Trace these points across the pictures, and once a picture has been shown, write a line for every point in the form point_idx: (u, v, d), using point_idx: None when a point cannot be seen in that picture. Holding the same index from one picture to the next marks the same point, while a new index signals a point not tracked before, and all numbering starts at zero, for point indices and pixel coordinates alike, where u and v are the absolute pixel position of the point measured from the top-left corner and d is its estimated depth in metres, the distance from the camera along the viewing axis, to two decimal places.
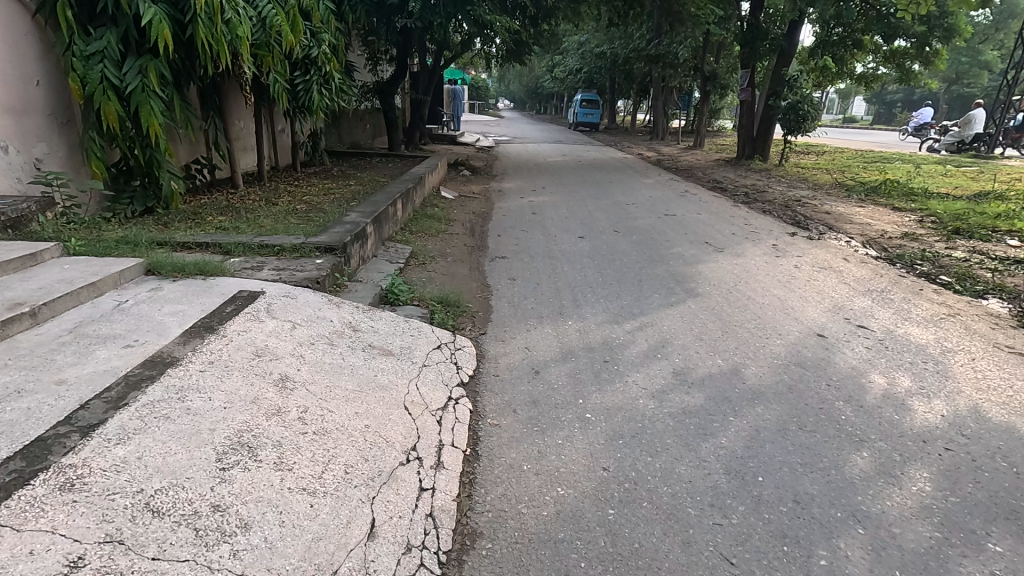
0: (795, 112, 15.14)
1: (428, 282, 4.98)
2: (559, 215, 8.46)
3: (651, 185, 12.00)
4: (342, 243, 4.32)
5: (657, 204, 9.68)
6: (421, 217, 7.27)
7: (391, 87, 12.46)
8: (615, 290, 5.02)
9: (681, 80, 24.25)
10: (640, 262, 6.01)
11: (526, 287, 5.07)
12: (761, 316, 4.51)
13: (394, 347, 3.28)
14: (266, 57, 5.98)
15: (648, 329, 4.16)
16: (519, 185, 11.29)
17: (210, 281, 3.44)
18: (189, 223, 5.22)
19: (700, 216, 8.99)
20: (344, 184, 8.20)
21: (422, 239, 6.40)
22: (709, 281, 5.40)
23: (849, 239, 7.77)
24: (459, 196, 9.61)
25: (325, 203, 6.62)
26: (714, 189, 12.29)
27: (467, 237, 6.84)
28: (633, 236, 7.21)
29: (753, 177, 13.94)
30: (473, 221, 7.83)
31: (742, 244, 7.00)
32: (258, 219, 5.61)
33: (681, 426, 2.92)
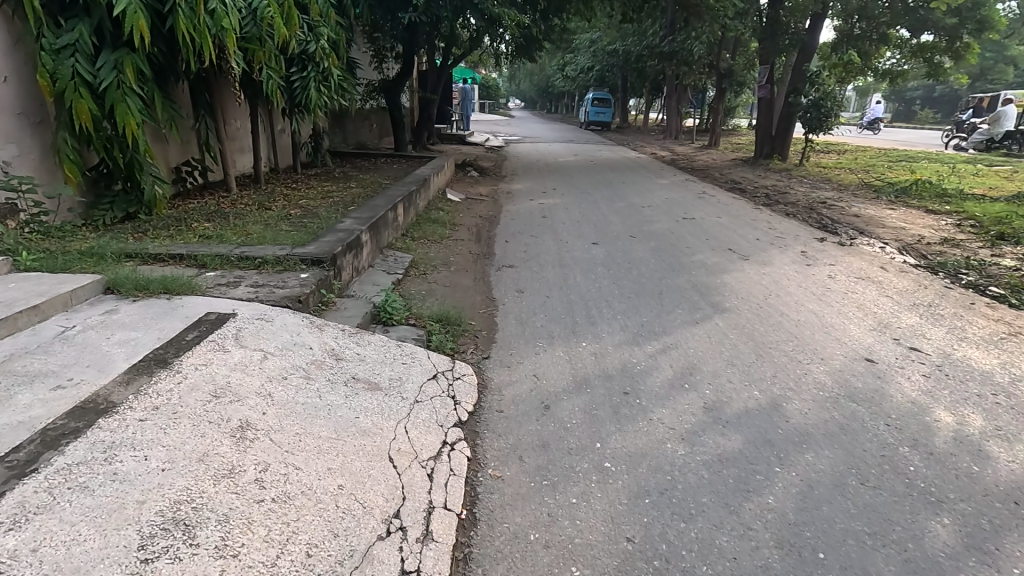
0: (818, 110, 14.49)
1: (428, 297, 4.55)
2: (571, 219, 7.99)
3: (667, 187, 11.49)
4: (330, 254, 3.90)
5: (673, 207, 9.18)
6: (424, 222, 6.85)
7: (397, 85, 12.06)
8: (633, 305, 4.56)
9: (696, 78, 23.67)
10: (659, 272, 5.53)
11: (536, 301, 4.62)
12: (798, 336, 4.03)
13: (382, 379, 2.85)
14: (258, 52, 5.58)
15: (672, 352, 3.70)
16: (529, 186, 10.84)
17: (175, 301, 3.03)
18: (171, 230, 4.83)
19: (720, 219, 8.49)
20: (344, 187, 7.80)
21: (424, 247, 5.97)
22: (736, 294, 4.91)
23: (884, 245, 7.24)
24: (466, 199, 9.18)
25: (321, 207, 6.22)
26: (733, 190, 11.76)
27: (472, 244, 6.40)
28: (650, 242, 6.73)
29: (773, 177, 13.38)
30: (480, 226, 7.39)
31: (768, 251, 6.49)
32: (246, 225, 5.21)
33: (718, 478, 2.45)
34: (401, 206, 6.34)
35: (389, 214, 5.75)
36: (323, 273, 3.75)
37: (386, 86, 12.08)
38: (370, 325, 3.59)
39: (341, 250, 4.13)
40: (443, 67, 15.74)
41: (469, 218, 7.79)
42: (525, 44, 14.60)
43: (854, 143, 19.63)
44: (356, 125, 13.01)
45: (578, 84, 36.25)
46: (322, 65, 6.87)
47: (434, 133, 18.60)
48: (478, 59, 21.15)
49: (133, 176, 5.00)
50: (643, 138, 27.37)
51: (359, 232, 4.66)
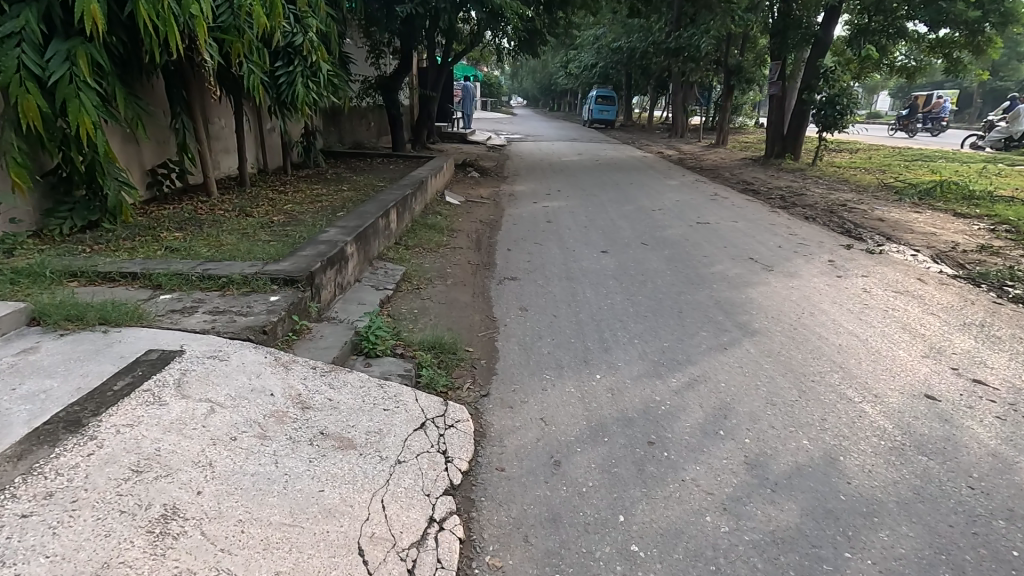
0: (833, 108, 13.91)
1: (420, 318, 4.05)
2: (578, 223, 7.49)
3: (677, 188, 10.96)
4: (306, 273, 3.40)
5: (685, 211, 8.66)
6: (419, 228, 6.35)
7: (394, 82, 11.56)
8: (651, 327, 4.05)
9: (703, 76, 23.12)
10: (678, 285, 5.03)
11: (542, 321, 4.11)
12: (842, 364, 3.53)
13: (358, 433, 2.35)
14: (235, 44, 5.08)
15: (700, 387, 3.19)
16: (532, 188, 10.32)
17: (111, 335, 2.54)
18: (135, 242, 4.34)
19: (737, 223, 7.97)
20: (335, 190, 7.31)
21: (419, 257, 5.48)
22: (765, 312, 4.41)
23: (915, 252, 6.72)
24: (466, 202, 8.68)
25: (306, 214, 5.73)
26: (746, 192, 11.25)
27: (472, 253, 5.90)
28: (664, 250, 6.22)
29: (787, 177, 12.85)
30: (480, 233, 6.88)
31: (793, 260, 5.97)
32: (221, 235, 4.71)
33: (776, 569, 1.95)
34: (394, 212, 5.85)
35: (380, 221, 5.25)
36: (297, 295, 3.25)
37: (383, 83, 11.58)
38: (350, 357, 3.09)
39: (320, 267, 3.63)
40: (443, 64, 15.23)
41: (469, 223, 7.29)
42: (529, 40, 14.10)
43: (867, 141, 19.05)
44: (352, 123, 12.52)
45: (582, 81, 35.68)
46: (310, 60, 6.37)
47: (434, 132, 18.10)
48: (480, 56, 20.64)
49: (95, 181, 4.51)
50: (649, 136, 26.82)
51: (344, 244, 4.16)
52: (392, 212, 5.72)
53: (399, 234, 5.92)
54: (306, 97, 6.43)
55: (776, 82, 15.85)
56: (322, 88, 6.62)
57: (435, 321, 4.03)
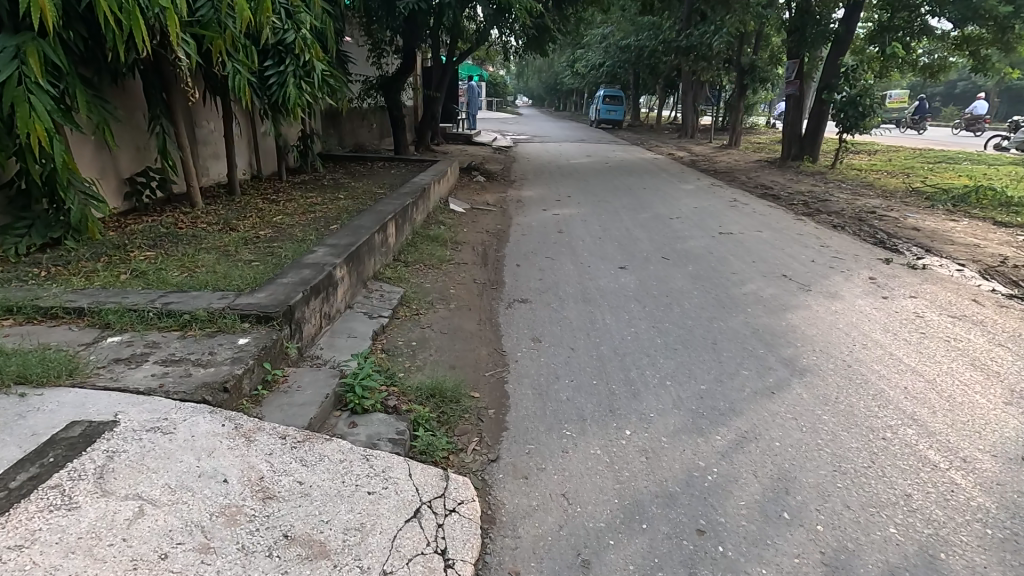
0: (854, 109, 13.22)
1: (419, 353, 3.53)
2: (592, 234, 6.97)
3: (692, 193, 10.43)
4: (283, 308, 2.89)
5: (705, 219, 8.11)
6: (420, 242, 5.85)
7: (397, 82, 11.06)
8: (684, 364, 3.53)
9: (713, 75, 22.53)
10: (708, 309, 4.50)
11: (559, 356, 3.59)
12: (915, 415, 3.00)
13: (333, 532, 1.83)
14: (216, 41, 4.59)
15: (750, 448, 2.68)
16: (541, 194, 9.81)
17: (30, 402, 2.05)
18: (98, 263, 3.86)
19: (761, 233, 7.43)
20: (332, 198, 6.84)
21: (420, 276, 4.98)
22: (812, 344, 3.87)
23: (960, 266, 6.16)
24: (471, 209, 8.18)
25: (296, 227, 5.24)
26: (765, 196, 10.70)
27: (478, 269, 5.40)
28: (687, 266, 5.69)
29: (807, 181, 12.27)
30: (487, 245, 6.37)
31: (831, 278, 5.43)
32: (197, 254, 4.23)
33: None
34: (393, 224, 5.35)
35: (377, 236, 4.74)
36: (272, 336, 2.74)
37: (385, 84, 11.09)
38: (333, 413, 2.58)
39: (302, 299, 3.11)
40: (447, 63, 14.74)
41: (473, 235, 6.77)
42: (536, 38, 13.58)
43: (885, 142, 18.43)
44: (352, 124, 12.06)
45: (588, 81, 35.12)
46: (303, 58, 5.86)
47: (438, 133, 17.63)
48: (485, 55, 20.15)
49: (57, 194, 4.03)
50: (657, 137, 26.24)
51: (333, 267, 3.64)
52: (390, 225, 5.21)
53: (398, 248, 5.42)
54: (299, 99, 5.92)
55: (793, 81, 15.27)
56: (316, 89, 6.11)
57: (437, 357, 3.51)
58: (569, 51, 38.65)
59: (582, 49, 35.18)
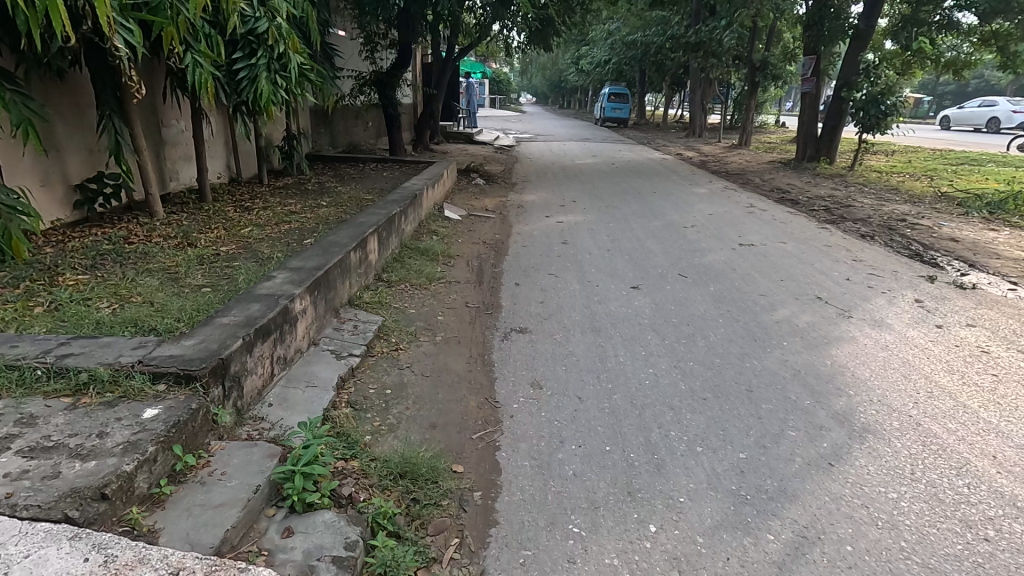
0: (876, 107, 12.49)
1: (393, 406, 2.91)
2: (600, 246, 6.35)
3: (706, 198, 9.76)
4: (211, 363, 2.26)
5: (721, 228, 7.46)
6: (408, 257, 5.24)
7: (392, 78, 10.44)
8: (716, 421, 2.89)
9: (723, 72, 21.81)
10: (737, 342, 3.86)
11: (564, 410, 2.96)
12: (1016, 499, 2.36)
13: None
14: (167, 29, 3.96)
15: (813, 556, 2.04)
16: (544, 198, 9.17)
17: None
18: (15, 290, 3.24)
19: (786, 244, 6.79)
20: (313, 205, 6.23)
21: (404, 300, 4.35)
22: (866, 392, 3.23)
23: (1013, 285, 5.50)
24: (468, 216, 7.55)
25: (264, 241, 4.63)
26: (784, 201, 10.05)
27: (472, 290, 4.78)
28: (708, 285, 5.06)
29: (826, 184, 11.61)
30: (483, 259, 5.75)
31: (872, 301, 4.78)
32: (139, 277, 3.61)
33: None
34: (376, 238, 4.73)
35: (354, 254, 4.12)
36: (191, 404, 2.11)
37: (379, 80, 10.48)
38: (265, 511, 1.95)
39: (242, 348, 2.49)
40: (447, 59, 14.11)
41: (468, 246, 6.14)
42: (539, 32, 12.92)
43: (903, 142, 17.68)
44: (346, 123, 11.51)
45: (592, 78, 34.40)
46: (276, 50, 5.23)
47: (438, 132, 17.05)
48: (489, 50, 19.51)
49: None
50: (664, 136, 25.53)
51: (292, 300, 3.02)
52: (372, 240, 4.59)
53: (381, 265, 4.81)
54: (271, 96, 5.30)
55: (809, 77, 14.63)
56: (291, 85, 5.49)
57: (415, 411, 2.88)
58: (575, 48, 37.90)
59: (588, 46, 34.45)
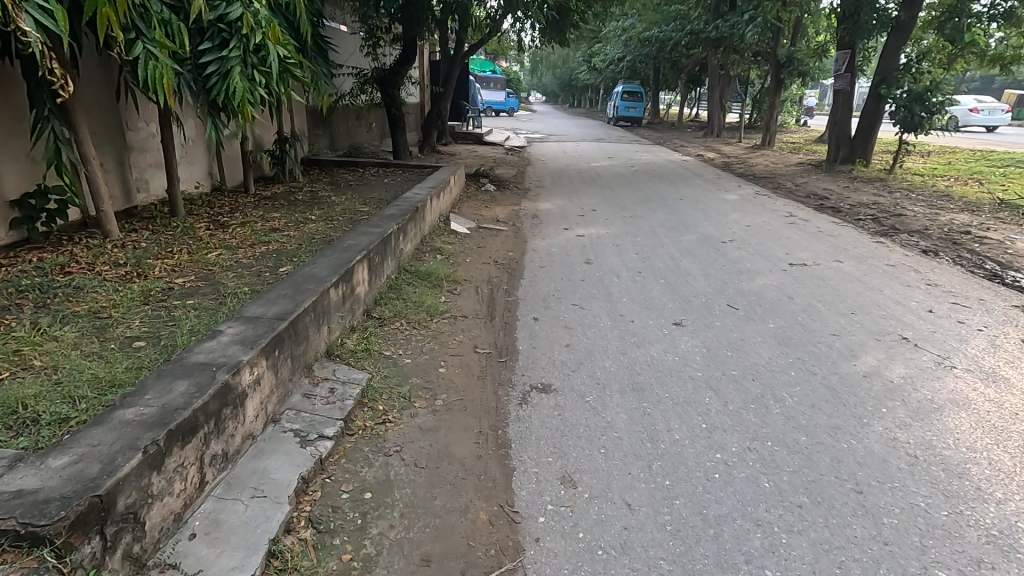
0: (920, 105, 11.47)
1: (372, 524, 2.10)
2: (630, 266, 5.51)
3: (738, 206, 8.86)
4: (76, 511, 1.45)
5: (763, 241, 6.62)
6: (405, 286, 4.44)
7: (395, 75, 9.67)
8: (827, 552, 2.06)
9: (744, 68, 20.87)
10: (821, 409, 3.01)
11: (611, 531, 2.13)
12: None
13: None
14: (102, 8, 3.17)
15: None
16: (561, 207, 8.33)
17: None
18: None
19: (842, 263, 5.92)
20: (300, 219, 5.45)
21: (398, 345, 3.54)
22: (1019, 495, 2.37)
23: None
24: (477, 229, 6.75)
25: (230, 270, 3.83)
26: (824, 209, 9.16)
27: (482, 328, 3.96)
28: (766, 321, 4.19)
29: (866, 188, 10.69)
30: (494, 285, 4.93)
31: (970, 343, 3.91)
32: (54, 325, 2.82)
33: None
34: (366, 265, 3.92)
35: (335, 291, 3.31)
36: None
37: (381, 77, 9.70)
38: None
39: (142, 466, 1.68)
40: (454, 56, 13.31)
41: (477, 268, 5.33)
42: (557, 27, 12.55)
43: (940, 143, 16.65)
44: (346, 124, 10.77)
45: (605, 76, 33.41)
46: (253, 40, 4.43)
47: (446, 132, 16.29)
48: (500, 46, 18.70)
49: None
50: (681, 136, 24.56)
51: (237, 372, 2.21)
52: (360, 269, 3.78)
53: (372, 297, 4.01)
54: (248, 95, 4.50)
55: (842, 74, 13.75)
56: (272, 81, 4.69)
57: (402, 532, 2.08)
58: (587, 45, 36.90)
59: (600, 43, 33.44)
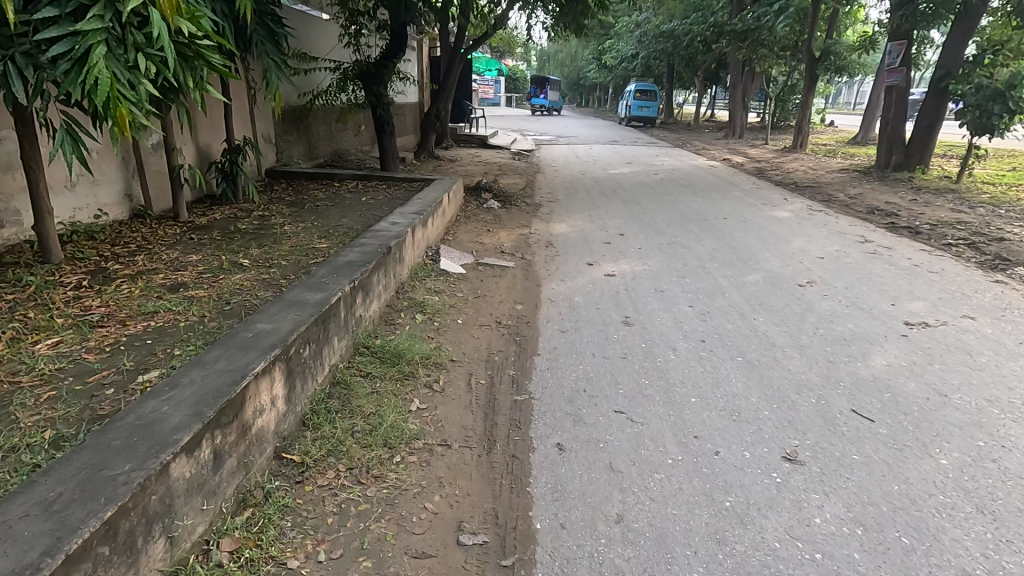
0: (1001, 104, 9.73)
1: None
2: (684, 330, 3.94)
3: (796, 227, 7.28)
4: None
5: (852, 283, 5.04)
6: (358, 386, 2.91)
7: (381, 69, 8.14)
8: None
9: (771, 63, 19.24)
10: None
11: None
12: None
13: None
14: None
15: None
16: (580, 230, 6.78)
17: None
18: None
19: (977, 319, 4.30)
20: (226, 265, 3.92)
21: (320, 535, 1.99)
22: None
23: None
24: (474, 265, 5.20)
25: (52, 384, 2.29)
26: (900, 230, 7.55)
27: (474, 478, 2.40)
28: (928, 450, 2.62)
29: (939, 202, 9.06)
30: (494, 369, 3.38)
31: None
32: None
33: None
34: (279, 370, 2.35)
35: (189, 462, 1.73)
36: None
37: (364, 72, 8.15)
38: None
39: None
40: (453, 50, 11.76)
41: (469, 336, 3.77)
42: (570, 11, 10.79)
43: (998, 145, 14.90)
44: (326, 128, 9.25)
45: (617, 74, 31.60)
46: (126, 7, 2.91)
47: (447, 135, 14.82)
48: (507, 40, 17.15)
49: None
50: (701, 137, 22.90)
51: None
52: (264, 385, 2.22)
53: (290, 419, 2.45)
54: (121, 89, 2.99)
55: (897, 69, 12.02)
56: (165, 69, 3.19)
57: None
58: (598, 41, 35.17)
59: (613, 38, 31.62)
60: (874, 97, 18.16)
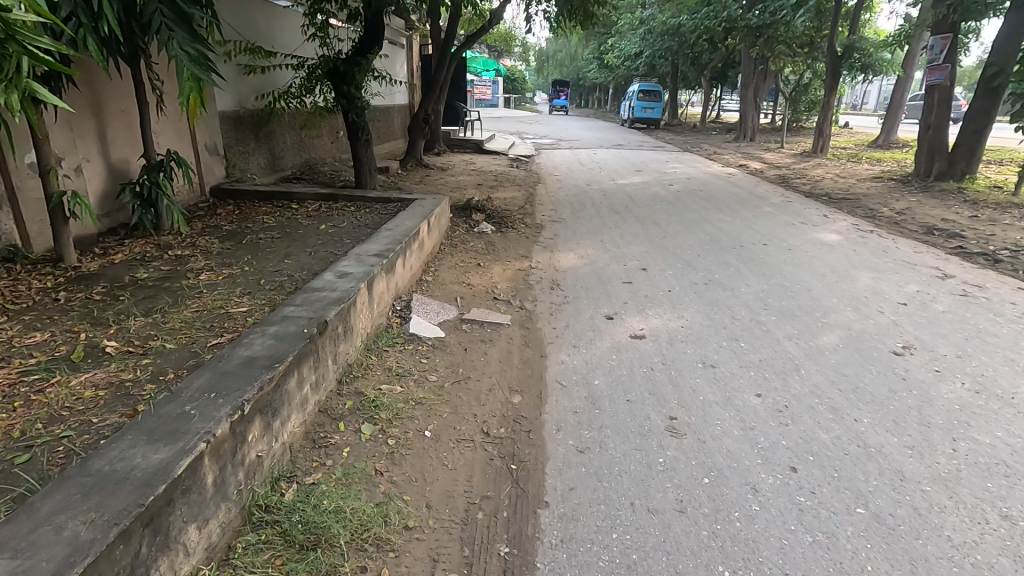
0: None
1: None
2: (761, 447, 2.66)
3: (852, 256, 6.01)
4: None
5: (964, 349, 3.75)
6: None
7: (353, 66, 6.83)
8: None
9: (788, 60, 17.91)
10: None
11: None
12: None
13: None
14: None
15: None
16: (592, 263, 5.49)
17: None
18: None
19: None
20: (76, 354, 2.62)
21: None
22: None
23: None
24: (456, 324, 3.91)
25: None
26: (975, 257, 6.28)
27: None
28: None
29: (1006, 220, 7.78)
30: (475, 543, 2.09)
31: None
32: None
33: None
34: None
35: None
36: None
37: (332, 69, 6.83)
38: None
39: None
40: (443, 48, 10.46)
41: (439, 467, 2.48)
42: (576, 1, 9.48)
43: None
44: (292, 135, 7.96)
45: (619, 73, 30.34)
46: None
47: (438, 139, 13.60)
48: (505, 36, 15.84)
49: None
50: (710, 140, 21.60)
51: None
52: None
53: None
54: None
55: (940, 65, 10.70)
56: None
57: None
58: (599, 39, 33.87)
59: (615, 36, 30.30)
60: (899, 97, 16.82)
